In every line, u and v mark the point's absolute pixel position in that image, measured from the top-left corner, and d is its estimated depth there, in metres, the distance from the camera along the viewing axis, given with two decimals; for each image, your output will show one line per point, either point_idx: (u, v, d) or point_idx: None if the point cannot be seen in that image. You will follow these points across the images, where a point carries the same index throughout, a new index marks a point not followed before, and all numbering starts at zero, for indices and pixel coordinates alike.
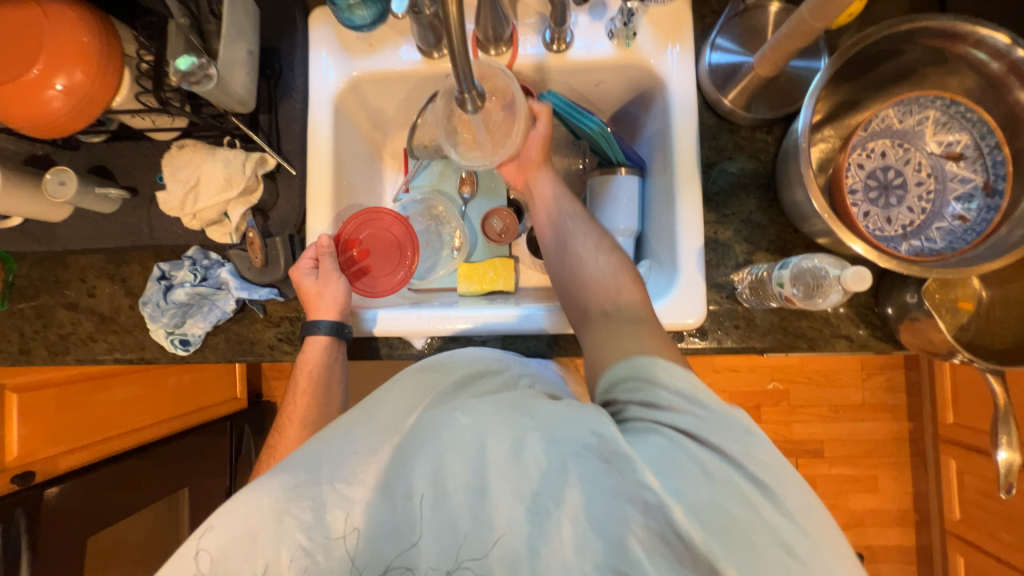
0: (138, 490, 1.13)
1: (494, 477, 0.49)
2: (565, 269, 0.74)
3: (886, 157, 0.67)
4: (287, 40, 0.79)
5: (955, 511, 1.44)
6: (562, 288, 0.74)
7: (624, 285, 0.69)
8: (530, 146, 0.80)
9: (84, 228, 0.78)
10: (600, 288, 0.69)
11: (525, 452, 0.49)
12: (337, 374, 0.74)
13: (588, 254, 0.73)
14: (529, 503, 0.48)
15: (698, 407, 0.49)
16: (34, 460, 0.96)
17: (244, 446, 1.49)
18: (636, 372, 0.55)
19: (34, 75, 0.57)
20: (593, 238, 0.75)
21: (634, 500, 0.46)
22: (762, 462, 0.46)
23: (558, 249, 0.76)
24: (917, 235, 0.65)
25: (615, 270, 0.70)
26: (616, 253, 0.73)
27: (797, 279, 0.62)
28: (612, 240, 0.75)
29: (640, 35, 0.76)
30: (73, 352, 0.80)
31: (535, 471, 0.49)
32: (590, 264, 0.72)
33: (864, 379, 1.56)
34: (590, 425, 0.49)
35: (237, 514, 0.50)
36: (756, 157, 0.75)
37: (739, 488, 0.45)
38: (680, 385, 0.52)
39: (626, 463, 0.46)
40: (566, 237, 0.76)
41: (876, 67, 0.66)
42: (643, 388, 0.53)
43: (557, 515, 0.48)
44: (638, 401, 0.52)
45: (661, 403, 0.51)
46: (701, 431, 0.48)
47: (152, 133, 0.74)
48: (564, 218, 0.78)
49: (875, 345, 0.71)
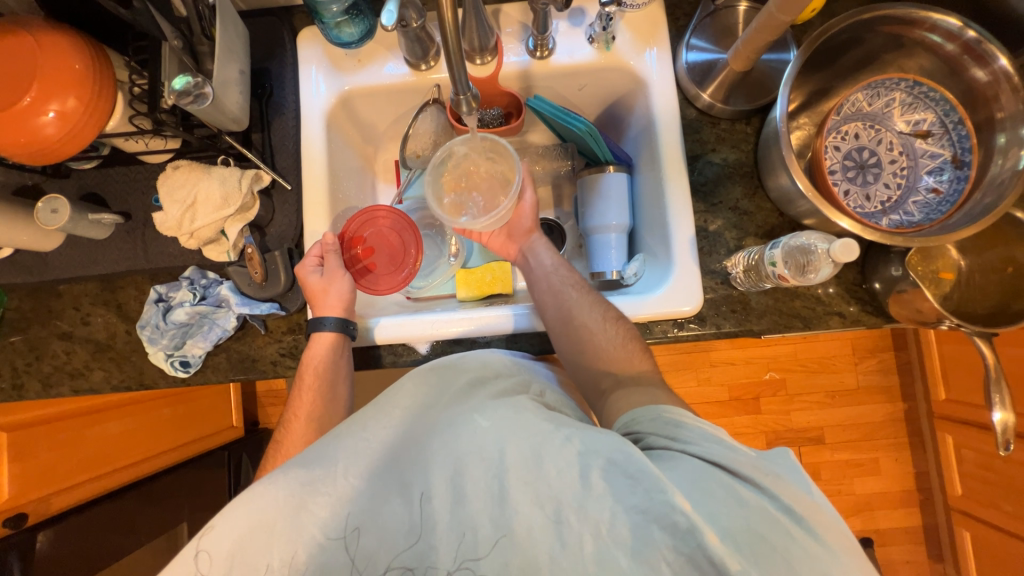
0: (135, 528, 1.09)
1: (516, 486, 0.48)
2: (569, 340, 0.70)
3: (859, 138, 0.70)
4: (277, 60, 0.81)
5: (956, 487, 1.46)
6: (567, 359, 0.71)
7: (633, 355, 0.68)
8: (523, 213, 0.83)
9: (77, 255, 0.77)
10: (611, 358, 0.68)
11: (548, 463, 0.48)
12: (343, 370, 0.73)
13: (595, 324, 0.70)
14: (552, 513, 0.47)
15: (726, 444, 0.49)
16: (25, 502, 0.91)
17: (243, 476, 1.45)
18: (659, 416, 0.55)
19: (27, 102, 0.57)
20: (597, 306, 0.72)
21: (661, 521, 0.44)
22: (792, 491, 0.46)
23: (561, 318, 0.72)
24: (896, 210, 0.68)
25: (625, 341, 0.69)
26: (624, 320, 0.71)
27: (789, 258, 0.64)
28: (618, 311, 0.72)
29: (618, 39, 0.79)
30: (68, 383, 0.78)
31: (558, 480, 0.48)
32: (599, 336, 0.69)
33: (856, 363, 1.60)
34: (615, 442, 0.48)
35: (247, 526, 0.49)
36: (738, 148, 0.78)
37: (771, 516, 0.44)
38: (704, 429, 0.52)
39: (655, 485, 0.45)
40: (569, 307, 0.72)
41: (842, 55, 0.70)
42: (666, 424, 0.53)
43: (580, 527, 0.46)
44: (664, 435, 0.53)
45: (686, 438, 0.51)
46: (730, 459, 0.48)
47: (145, 156, 0.75)
48: (568, 287, 0.75)
49: (867, 319, 0.73)
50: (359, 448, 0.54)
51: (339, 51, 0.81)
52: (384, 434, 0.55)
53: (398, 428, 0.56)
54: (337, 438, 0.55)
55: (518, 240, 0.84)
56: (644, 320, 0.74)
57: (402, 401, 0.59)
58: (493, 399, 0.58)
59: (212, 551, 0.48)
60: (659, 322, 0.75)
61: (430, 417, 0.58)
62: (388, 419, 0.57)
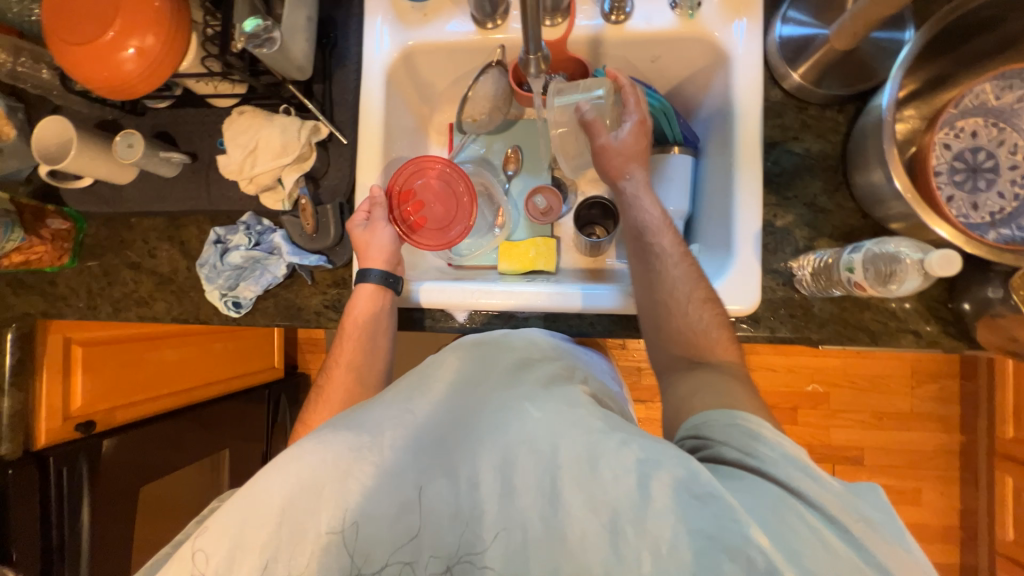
0: (184, 448, 1.19)
1: (569, 485, 0.46)
2: (650, 312, 0.67)
3: (977, 136, 0.62)
4: (344, 10, 0.81)
5: (1008, 531, 1.36)
6: (648, 333, 0.67)
7: (717, 343, 0.63)
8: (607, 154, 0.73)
9: (148, 191, 0.81)
10: (685, 339, 0.64)
11: (603, 466, 0.46)
12: (384, 324, 0.74)
13: (679, 303, 0.65)
14: (608, 523, 0.44)
15: (812, 472, 0.45)
16: (94, 411, 1.02)
17: (280, 415, 1.54)
18: (736, 422, 0.51)
19: (109, 37, 0.60)
20: (689, 282, 0.66)
21: (735, 553, 0.39)
22: (887, 547, 0.41)
23: (644, 287, 0.68)
24: (1007, 224, 0.60)
25: (707, 328, 0.64)
26: (714, 302, 0.65)
27: (870, 265, 0.58)
28: (709, 290, 0.66)
29: (704, 6, 0.72)
30: (134, 310, 0.84)
31: (615, 486, 0.45)
32: (680, 316, 0.64)
33: (913, 387, 1.48)
34: (678, 456, 0.45)
35: (250, 508, 0.48)
36: (824, 138, 0.71)
37: (862, 573, 0.39)
38: (786, 446, 0.47)
39: (725, 511, 0.41)
40: (656, 278, 0.67)
41: (969, 38, 0.61)
42: (742, 434, 0.49)
43: (637, 542, 0.43)
44: (737, 446, 0.48)
45: (761, 456, 0.47)
46: (816, 494, 0.43)
47: (214, 99, 0.77)
48: (661, 255, 0.67)
49: (946, 342, 0.66)
50: (403, 421, 0.54)
51: (405, 3, 0.79)
52: (428, 409, 0.56)
53: (440, 407, 0.56)
54: (382, 407, 0.56)
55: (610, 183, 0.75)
56: None
57: (445, 376, 0.61)
58: (541, 389, 0.57)
59: (220, 526, 0.48)
60: None
61: (478, 400, 0.58)
62: (431, 397, 0.57)
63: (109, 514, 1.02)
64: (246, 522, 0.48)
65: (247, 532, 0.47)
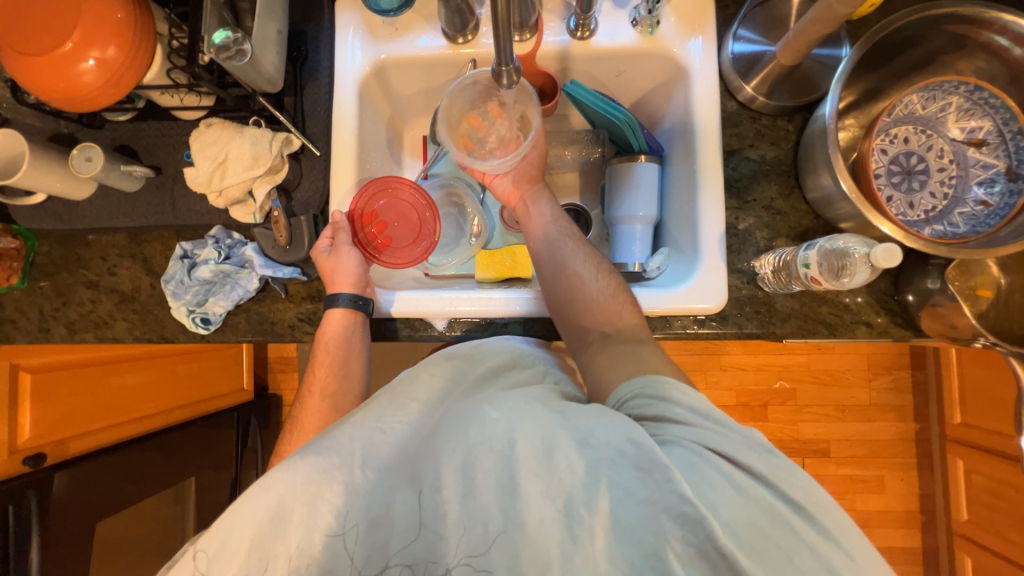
0: (145, 479, 1.12)
1: (526, 477, 0.47)
2: (562, 288, 0.70)
3: (909, 142, 0.68)
4: (314, 23, 0.81)
5: (962, 512, 1.45)
6: (559, 311, 0.70)
7: (623, 307, 0.68)
8: (530, 161, 0.81)
9: (108, 206, 0.78)
10: (597, 308, 0.67)
11: (558, 455, 0.47)
12: (355, 347, 0.73)
13: (588, 274, 0.70)
14: (563, 506, 0.46)
15: (714, 422, 0.51)
16: (46, 442, 0.95)
17: (250, 438, 1.48)
18: (647, 390, 0.55)
19: (68, 48, 0.58)
20: (591, 258, 0.72)
21: (671, 512, 0.44)
22: (791, 480, 0.47)
23: (554, 268, 0.72)
24: (940, 220, 0.66)
25: (615, 293, 0.69)
26: (615, 274, 0.72)
27: (823, 261, 0.63)
28: (610, 264, 0.73)
29: (663, 24, 0.77)
30: (92, 331, 0.79)
31: (568, 472, 0.47)
32: (590, 285, 0.69)
33: (870, 379, 1.57)
34: (625, 432, 0.48)
35: (233, 533, 0.48)
36: (777, 145, 0.76)
37: (771, 506, 0.45)
38: (691, 401, 0.53)
39: (664, 474, 0.45)
40: (563, 257, 0.72)
41: (898, 54, 0.68)
42: (654, 403, 0.53)
43: (591, 520, 0.45)
44: (649, 417, 0.53)
45: (674, 419, 0.51)
46: (727, 444, 0.48)
47: (180, 112, 0.75)
48: (566, 238, 0.75)
49: (895, 332, 0.71)
50: (372, 440, 0.54)
51: (376, 18, 0.80)
52: (399, 427, 0.56)
53: (410, 422, 0.57)
54: (354, 427, 0.55)
55: (524, 189, 0.82)
56: (663, 314, 0.73)
57: (417, 394, 0.60)
58: (504, 391, 0.57)
59: (211, 553, 0.48)
60: (678, 316, 0.73)
61: (446, 407, 0.58)
62: (401, 411, 0.58)
63: (65, 555, 0.95)
64: (229, 535, 0.48)
65: (217, 566, 0.47)
